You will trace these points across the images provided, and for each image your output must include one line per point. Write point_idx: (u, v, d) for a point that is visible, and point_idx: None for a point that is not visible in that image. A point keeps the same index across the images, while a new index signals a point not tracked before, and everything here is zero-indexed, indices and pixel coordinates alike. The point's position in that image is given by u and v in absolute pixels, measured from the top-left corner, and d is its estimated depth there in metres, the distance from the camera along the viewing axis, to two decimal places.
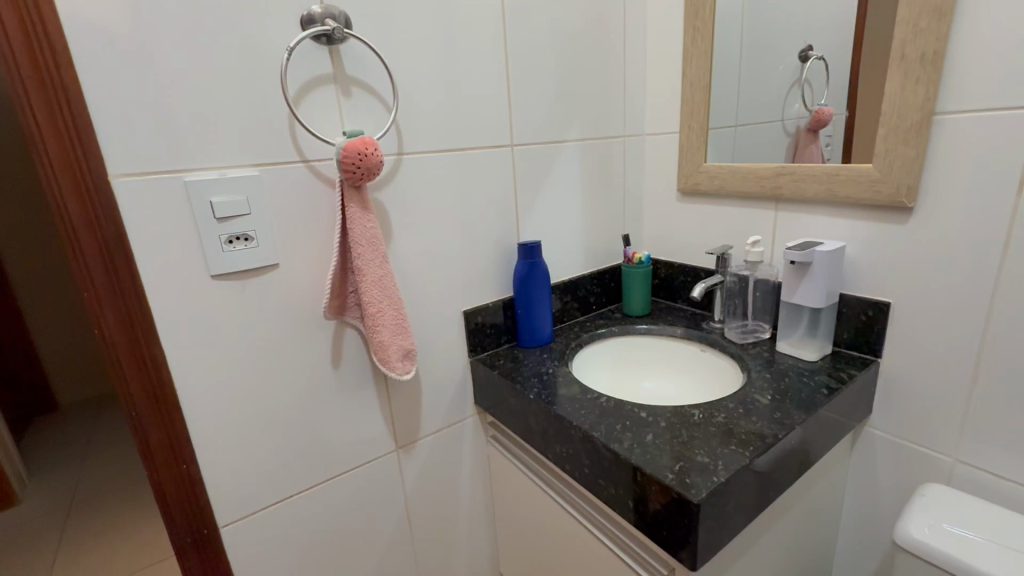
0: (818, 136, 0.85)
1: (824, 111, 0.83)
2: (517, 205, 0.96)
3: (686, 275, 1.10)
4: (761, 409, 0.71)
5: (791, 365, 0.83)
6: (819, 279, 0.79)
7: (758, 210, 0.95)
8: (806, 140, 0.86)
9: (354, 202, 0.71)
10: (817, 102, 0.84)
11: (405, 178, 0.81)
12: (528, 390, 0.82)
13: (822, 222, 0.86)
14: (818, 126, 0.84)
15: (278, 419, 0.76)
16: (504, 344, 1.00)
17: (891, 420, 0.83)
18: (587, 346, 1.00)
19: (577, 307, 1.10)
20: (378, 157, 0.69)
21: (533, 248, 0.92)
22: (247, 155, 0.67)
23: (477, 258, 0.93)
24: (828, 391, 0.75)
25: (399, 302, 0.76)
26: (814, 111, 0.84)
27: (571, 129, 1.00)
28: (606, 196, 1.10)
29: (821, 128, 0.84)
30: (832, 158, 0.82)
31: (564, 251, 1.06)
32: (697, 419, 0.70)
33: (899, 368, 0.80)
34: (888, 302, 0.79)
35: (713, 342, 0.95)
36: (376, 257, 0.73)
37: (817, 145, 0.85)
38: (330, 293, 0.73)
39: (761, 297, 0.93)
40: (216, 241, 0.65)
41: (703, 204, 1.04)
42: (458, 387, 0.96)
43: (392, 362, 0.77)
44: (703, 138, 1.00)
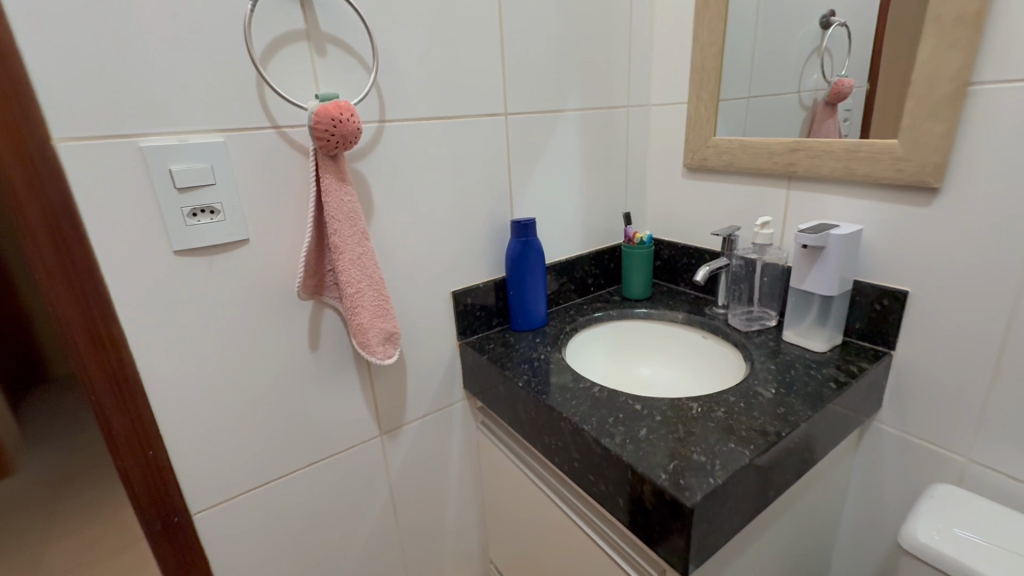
0: (836, 110, 0.78)
1: (844, 83, 0.75)
2: (511, 179, 0.90)
3: (690, 257, 1.04)
4: (761, 402, 0.67)
5: (798, 355, 0.78)
6: (832, 266, 0.73)
7: (769, 189, 0.88)
8: (823, 115, 0.79)
9: (329, 173, 0.65)
10: (837, 73, 0.76)
11: (388, 148, 0.75)
12: (517, 377, 0.77)
13: (838, 204, 0.79)
14: (836, 99, 0.77)
15: (253, 404, 0.72)
16: (495, 326, 0.95)
17: (900, 415, 0.78)
18: (581, 330, 0.95)
19: (574, 289, 1.05)
20: (354, 124, 0.63)
21: (527, 225, 0.86)
22: (211, 120, 0.61)
23: (467, 237, 0.88)
24: (836, 385, 0.70)
25: (379, 282, 0.72)
26: (833, 82, 0.77)
27: (571, 97, 0.93)
28: (607, 171, 1.03)
29: (841, 101, 0.76)
30: (849, 134, 0.75)
31: (561, 230, 1.00)
32: (696, 413, 0.65)
33: (914, 362, 0.75)
34: (906, 292, 0.74)
35: (716, 328, 0.90)
36: (355, 232, 0.68)
37: (836, 120, 0.78)
38: (304, 272, 0.68)
39: (769, 282, 0.86)
40: (178, 214, 0.60)
41: (711, 181, 0.97)
42: (446, 372, 0.92)
43: (372, 346, 0.72)
44: (713, 109, 0.93)
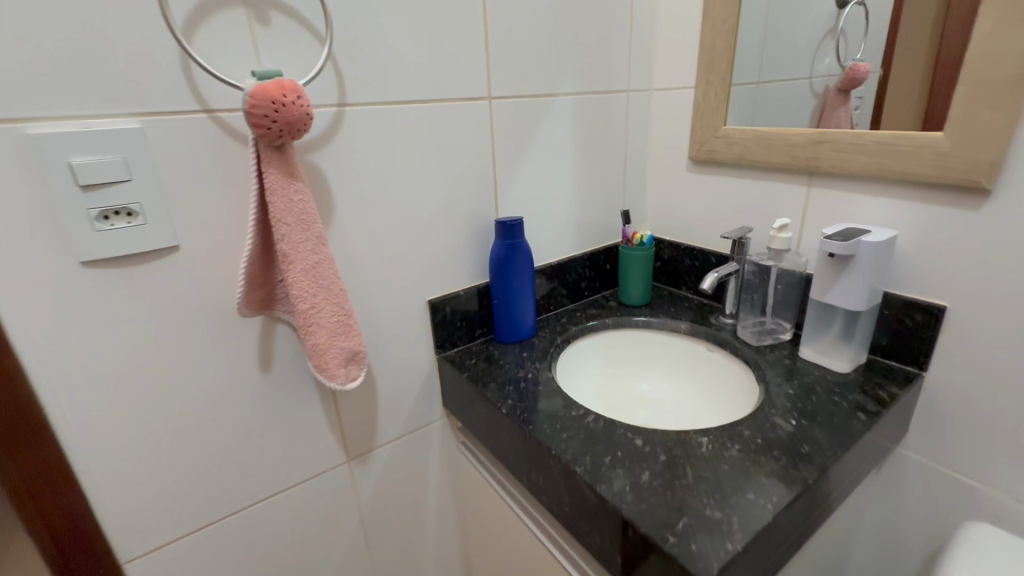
0: (849, 97, 0.70)
1: (860, 68, 0.68)
2: (495, 173, 0.79)
3: (695, 259, 0.94)
4: (781, 437, 0.58)
5: (818, 377, 0.69)
6: (861, 278, 0.64)
7: (786, 186, 0.78)
8: (835, 102, 0.71)
9: (274, 167, 0.55)
10: (853, 56, 0.69)
11: (347, 136, 0.63)
12: (500, 402, 0.68)
13: (866, 205, 0.70)
14: (851, 85, 0.70)
15: (191, 437, 0.62)
16: (478, 337, 0.85)
17: (929, 442, 0.70)
18: (574, 341, 0.86)
19: (566, 293, 0.95)
20: (302, 108, 0.52)
21: (513, 226, 0.76)
22: (122, 102, 0.49)
23: (445, 238, 0.77)
24: (865, 414, 0.61)
25: (340, 294, 0.61)
26: (848, 66, 0.70)
27: (564, 79, 0.82)
28: (603, 163, 0.92)
29: (857, 88, 0.69)
30: (860, 124, 0.68)
31: (550, 229, 0.90)
32: (707, 451, 0.56)
33: (949, 385, 0.66)
34: (943, 307, 0.65)
35: (723, 341, 0.80)
36: (308, 237, 0.58)
37: (850, 109, 0.69)
38: (248, 285, 0.57)
39: (784, 290, 0.77)
40: (84, 217, 0.49)
41: (718, 176, 0.87)
42: (422, 389, 0.82)
43: (332, 369, 0.62)
44: (725, 95, 0.82)
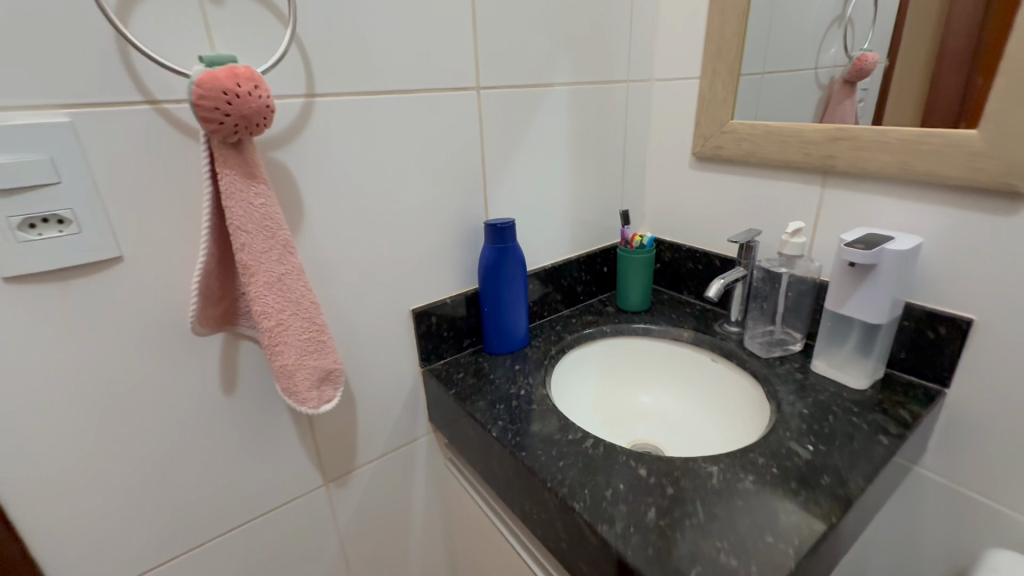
0: (855, 90, 0.66)
1: (869, 58, 0.64)
2: (484, 170, 0.73)
3: (697, 262, 0.89)
4: (798, 466, 0.53)
5: (833, 394, 0.64)
6: (884, 289, 0.59)
7: (798, 186, 0.72)
8: (840, 94, 0.67)
9: (229, 168, 0.48)
10: (860, 46, 0.65)
11: (317, 130, 0.57)
12: (490, 424, 0.62)
13: (887, 207, 0.64)
14: (858, 77, 0.66)
15: (144, 467, 0.56)
16: (467, 347, 0.79)
17: (949, 463, 0.65)
18: (569, 352, 0.80)
19: (561, 298, 0.89)
20: (258, 99, 0.45)
21: (503, 229, 0.70)
22: (46, 91, 0.42)
23: (429, 242, 0.71)
24: (888, 438, 0.56)
25: (310, 308, 0.55)
26: (855, 56, 0.66)
27: (560, 68, 0.75)
28: (600, 159, 0.86)
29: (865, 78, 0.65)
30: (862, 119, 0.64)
31: (544, 230, 0.84)
32: (717, 483, 0.51)
33: (973, 403, 0.61)
34: (970, 320, 0.60)
35: (729, 352, 0.75)
36: (272, 246, 0.51)
37: (857, 100, 0.65)
38: (204, 301, 0.50)
39: (795, 299, 0.72)
40: (4, 226, 0.42)
41: (724, 173, 0.81)
42: (406, 404, 0.76)
43: (303, 392, 0.56)
44: (733, 86, 0.76)
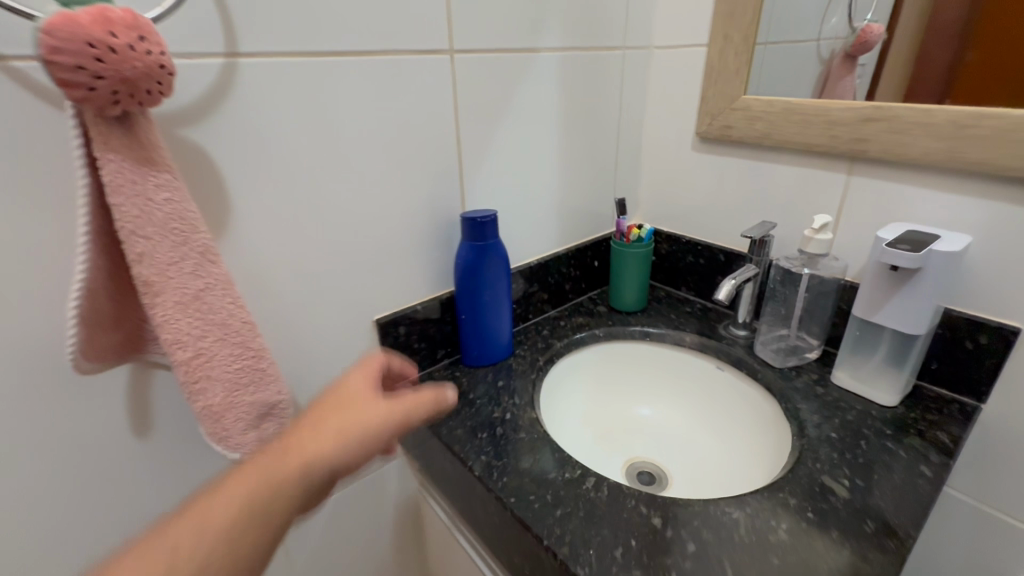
0: (856, 66, 0.59)
1: (874, 30, 0.57)
2: (458, 152, 0.61)
3: (698, 256, 0.80)
4: (836, 509, 0.45)
5: (861, 413, 0.56)
6: (927, 296, 0.51)
7: (820, 173, 0.63)
8: (840, 71, 0.60)
9: (112, 149, 0.35)
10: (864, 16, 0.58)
11: (243, 102, 0.44)
12: (471, 460, 0.52)
13: (924, 199, 0.55)
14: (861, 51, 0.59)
15: (31, 533, 0.44)
16: (442, 359, 0.68)
17: (978, 482, 0.59)
18: (559, 361, 0.71)
19: (548, 298, 0.79)
20: (144, 54, 0.32)
21: (483, 223, 0.59)
22: None
23: (393, 240, 0.59)
24: (931, 468, 0.49)
25: (243, 332, 0.43)
26: (860, 28, 0.58)
27: (547, 30, 0.63)
28: (592, 139, 0.75)
29: (866, 52, 0.58)
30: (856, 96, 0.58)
31: (528, 222, 0.73)
32: (744, 535, 0.43)
33: (1012, 422, 0.55)
34: (1016, 330, 0.52)
35: (738, 361, 0.67)
36: (182, 255, 0.39)
37: (858, 76, 0.59)
38: (94, 330, 0.38)
39: (814, 302, 0.64)
40: None
41: (732, 157, 0.71)
42: None
43: (236, 436, 0.44)
44: (747, 55, 0.65)
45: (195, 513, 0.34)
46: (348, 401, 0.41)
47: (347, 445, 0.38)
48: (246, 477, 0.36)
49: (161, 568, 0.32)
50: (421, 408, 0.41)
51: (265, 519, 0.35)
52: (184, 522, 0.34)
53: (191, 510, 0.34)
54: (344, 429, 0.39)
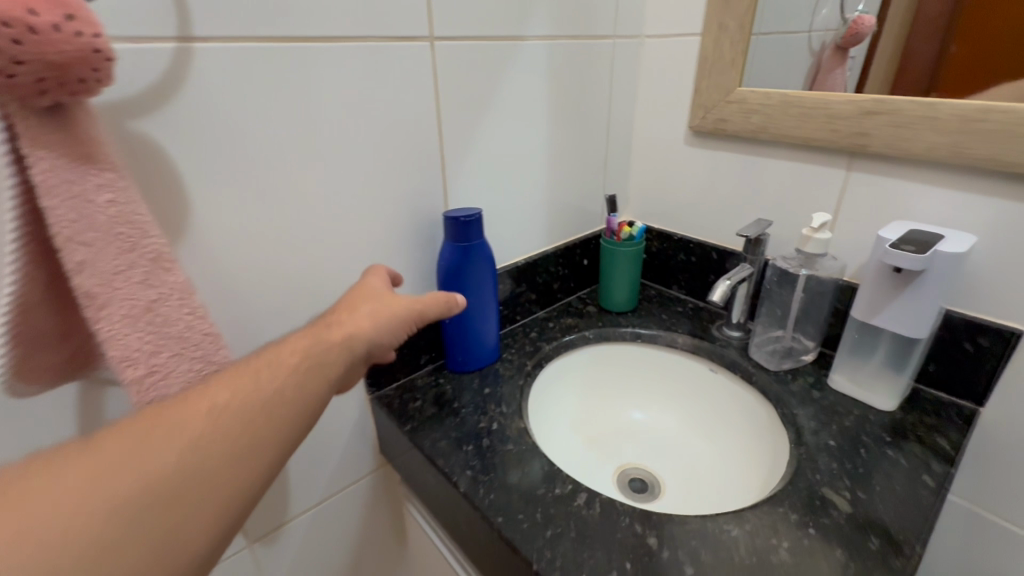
0: (847, 58, 0.57)
1: (866, 21, 0.55)
2: (441, 146, 0.57)
3: (690, 254, 0.77)
4: (839, 524, 0.43)
5: (859, 419, 0.54)
6: (931, 298, 0.49)
7: (818, 169, 0.61)
8: (831, 63, 0.58)
9: (40, 146, 0.30)
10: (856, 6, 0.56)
11: (201, 92, 0.40)
12: (455, 475, 0.49)
13: (925, 198, 0.53)
14: (851, 43, 0.57)
15: None
16: (425, 365, 0.65)
17: (973, 486, 0.58)
18: (548, 365, 0.68)
19: (536, 298, 0.76)
20: (78, 38, 0.28)
21: (466, 222, 0.55)
22: None
23: (370, 241, 0.55)
24: (933, 477, 0.47)
25: (202, 345, 0.40)
26: (851, 19, 0.57)
27: (534, 17, 0.60)
28: (581, 132, 0.72)
29: (856, 45, 0.56)
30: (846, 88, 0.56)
31: (515, 219, 0.69)
32: (745, 557, 0.40)
33: (1012, 427, 0.53)
34: (1018, 334, 0.50)
35: (732, 363, 0.65)
36: (132, 262, 0.35)
37: (846, 69, 0.57)
38: (28, 349, 0.34)
39: (811, 302, 0.62)
40: None
41: (727, 152, 0.69)
42: (350, 438, 0.62)
43: None
44: (743, 45, 0.62)
45: (240, 371, 0.33)
46: (369, 293, 0.44)
47: (384, 322, 0.41)
48: (301, 342, 0.36)
49: (242, 401, 0.31)
50: (432, 307, 0.46)
51: (311, 391, 0.34)
52: (239, 373, 0.33)
53: (255, 360, 0.34)
54: (381, 309, 0.42)
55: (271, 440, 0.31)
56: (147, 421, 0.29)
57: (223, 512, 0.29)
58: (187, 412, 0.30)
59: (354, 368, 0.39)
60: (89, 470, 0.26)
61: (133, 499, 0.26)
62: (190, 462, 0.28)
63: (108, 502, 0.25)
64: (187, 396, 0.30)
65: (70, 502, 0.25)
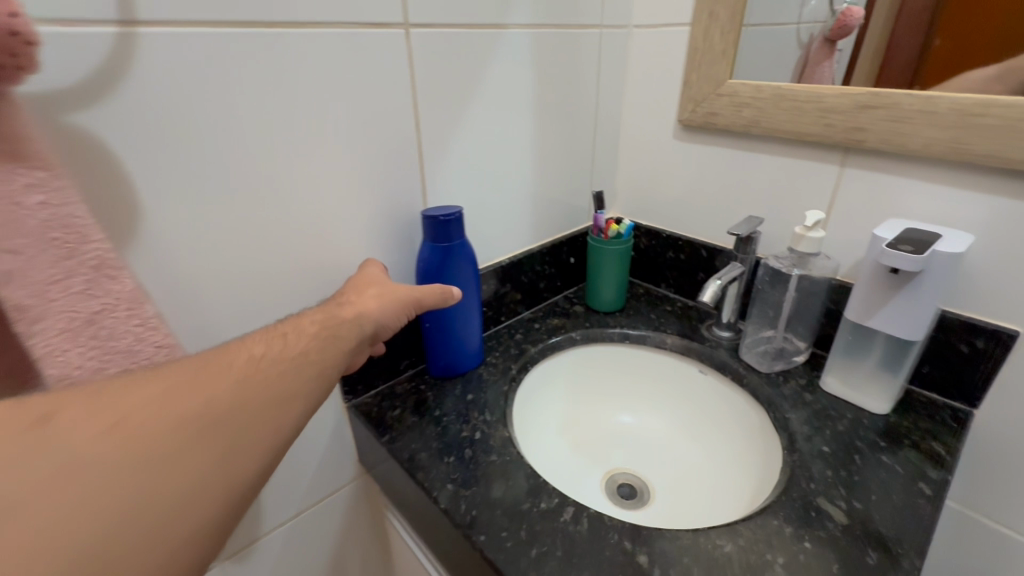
0: (835, 50, 0.55)
1: (855, 12, 0.53)
2: (418, 141, 0.54)
3: (679, 251, 0.75)
4: (835, 538, 0.41)
5: (852, 423, 0.53)
6: (928, 300, 0.47)
7: (810, 164, 0.59)
8: (819, 55, 0.56)
9: None
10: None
11: (147, 81, 0.36)
12: (435, 490, 0.47)
13: (921, 195, 0.52)
14: (840, 35, 0.55)
15: None
16: (405, 371, 0.62)
17: (965, 489, 0.57)
18: (533, 369, 0.65)
19: (521, 298, 0.73)
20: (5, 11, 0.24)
21: (446, 221, 0.52)
22: None
23: (344, 242, 0.52)
24: (929, 485, 0.45)
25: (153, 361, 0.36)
26: (840, 11, 0.55)
27: (516, 4, 0.57)
28: (567, 126, 0.69)
29: (845, 37, 0.54)
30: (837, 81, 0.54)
31: (498, 217, 0.66)
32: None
33: (1006, 429, 0.52)
34: (1013, 335, 0.49)
35: (723, 365, 0.63)
36: (66, 274, 0.31)
37: (835, 62, 0.55)
38: None
39: (803, 302, 0.60)
40: None
41: (717, 146, 0.66)
42: (326, 449, 0.59)
43: None
44: (734, 35, 0.60)
45: (269, 332, 0.34)
46: (367, 280, 0.46)
47: (387, 304, 0.43)
48: (316, 315, 0.38)
49: (277, 355, 0.32)
50: (433, 295, 0.47)
51: (333, 356, 0.36)
52: (268, 333, 0.34)
53: (281, 325, 0.35)
54: (386, 291, 0.44)
55: (302, 394, 0.32)
56: (193, 363, 0.29)
57: (264, 453, 0.29)
58: (228, 361, 0.30)
59: (361, 347, 0.41)
60: (146, 403, 0.25)
61: (189, 426, 0.26)
62: (238, 401, 0.28)
63: (166, 427, 0.25)
64: (224, 348, 0.31)
65: (132, 422, 0.24)
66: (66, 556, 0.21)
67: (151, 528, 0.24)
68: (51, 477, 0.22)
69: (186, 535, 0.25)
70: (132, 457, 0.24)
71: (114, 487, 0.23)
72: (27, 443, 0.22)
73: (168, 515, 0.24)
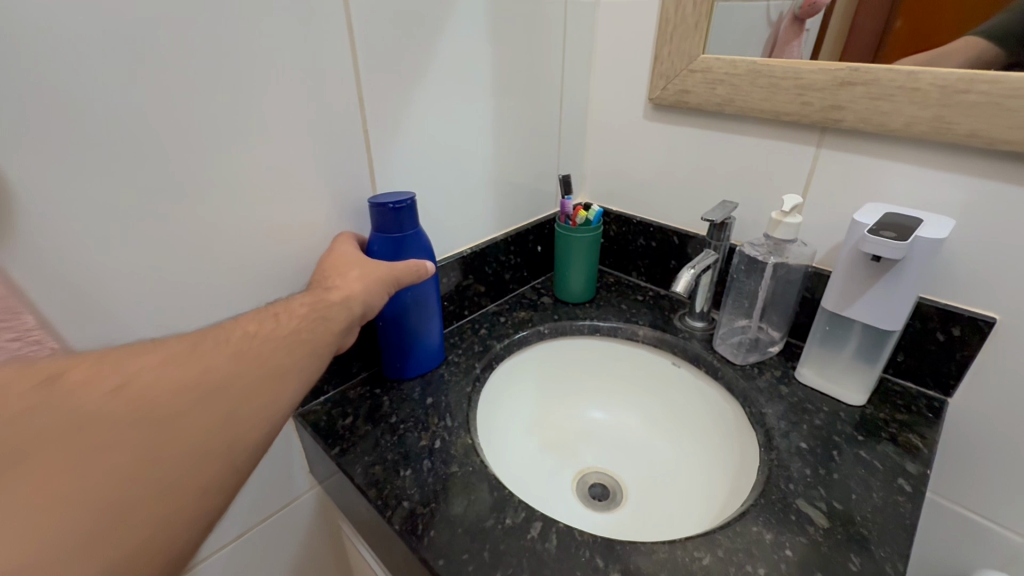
0: (804, 30, 0.51)
1: None
2: (364, 119, 0.48)
3: (650, 238, 0.72)
4: (818, 543, 0.39)
5: (830, 417, 0.51)
6: (909, 288, 0.45)
7: (786, 146, 0.56)
8: (787, 35, 0.52)
9: None
10: None
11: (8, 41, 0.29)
12: (390, 508, 0.42)
13: (901, 177, 0.49)
14: (810, 13, 0.50)
15: None
16: (359, 373, 0.57)
17: (938, 474, 0.57)
18: (500, 367, 0.61)
19: (485, 291, 0.69)
20: None
21: (397, 209, 0.47)
22: None
23: (280, 233, 0.46)
24: (909, 481, 0.44)
25: None
26: None
27: None
28: (530, 103, 0.64)
29: (814, 16, 0.50)
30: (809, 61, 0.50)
31: (458, 202, 0.61)
32: None
33: (980, 415, 0.51)
34: (991, 323, 0.48)
35: (696, 357, 0.60)
36: None
37: (802, 42, 0.51)
38: None
39: (778, 291, 0.57)
40: None
41: (689, 127, 0.63)
42: (272, 461, 0.53)
43: None
44: (707, 6, 0.55)
45: (261, 314, 0.35)
46: (343, 262, 0.45)
47: (370, 284, 0.43)
48: (302, 300, 0.38)
49: (277, 329, 0.33)
50: (411, 273, 0.45)
51: (322, 335, 0.36)
52: (263, 314, 0.35)
53: (274, 308, 0.36)
54: (368, 271, 0.43)
55: (300, 367, 0.33)
56: (187, 340, 0.29)
57: (265, 417, 0.29)
58: (223, 336, 0.31)
59: (352, 329, 0.41)
60: (163, 359, 0.27)
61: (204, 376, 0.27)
62: (237, 372, 0.29)
63: (166, 389, 0.25)
64: (220, 327, 0.32)
65: (138, 379, 0.25)
66: (80, 494, 0.21)
67: (165, 471, 0.24)
68: (66, 423, 0.22)
69: (195, 487, 0.25)
70: (146, 409, 0.24)
71: (123, 436, 0.23)
72: (46, 393, 0.22)
73: (185, 458, 0.25)
